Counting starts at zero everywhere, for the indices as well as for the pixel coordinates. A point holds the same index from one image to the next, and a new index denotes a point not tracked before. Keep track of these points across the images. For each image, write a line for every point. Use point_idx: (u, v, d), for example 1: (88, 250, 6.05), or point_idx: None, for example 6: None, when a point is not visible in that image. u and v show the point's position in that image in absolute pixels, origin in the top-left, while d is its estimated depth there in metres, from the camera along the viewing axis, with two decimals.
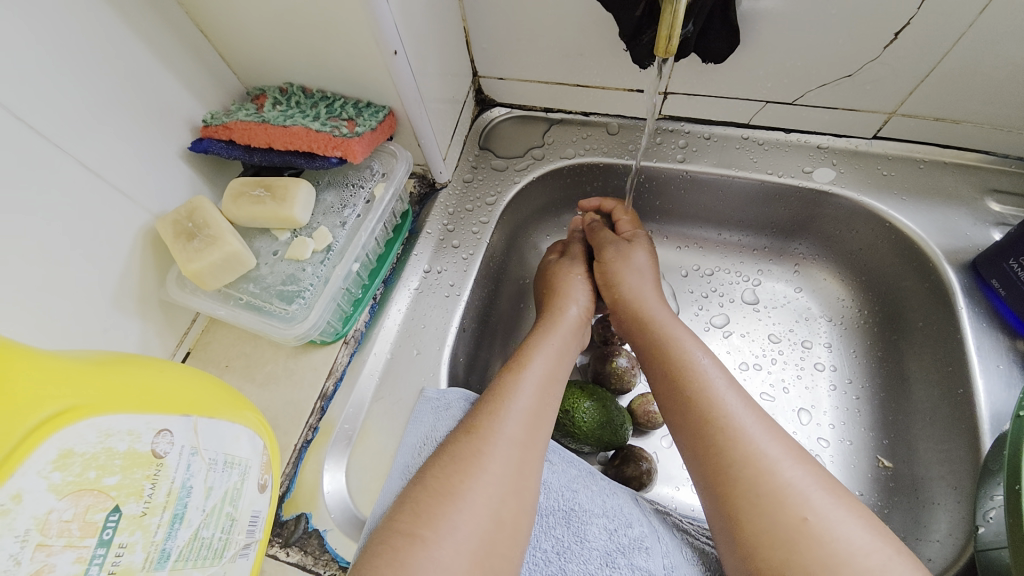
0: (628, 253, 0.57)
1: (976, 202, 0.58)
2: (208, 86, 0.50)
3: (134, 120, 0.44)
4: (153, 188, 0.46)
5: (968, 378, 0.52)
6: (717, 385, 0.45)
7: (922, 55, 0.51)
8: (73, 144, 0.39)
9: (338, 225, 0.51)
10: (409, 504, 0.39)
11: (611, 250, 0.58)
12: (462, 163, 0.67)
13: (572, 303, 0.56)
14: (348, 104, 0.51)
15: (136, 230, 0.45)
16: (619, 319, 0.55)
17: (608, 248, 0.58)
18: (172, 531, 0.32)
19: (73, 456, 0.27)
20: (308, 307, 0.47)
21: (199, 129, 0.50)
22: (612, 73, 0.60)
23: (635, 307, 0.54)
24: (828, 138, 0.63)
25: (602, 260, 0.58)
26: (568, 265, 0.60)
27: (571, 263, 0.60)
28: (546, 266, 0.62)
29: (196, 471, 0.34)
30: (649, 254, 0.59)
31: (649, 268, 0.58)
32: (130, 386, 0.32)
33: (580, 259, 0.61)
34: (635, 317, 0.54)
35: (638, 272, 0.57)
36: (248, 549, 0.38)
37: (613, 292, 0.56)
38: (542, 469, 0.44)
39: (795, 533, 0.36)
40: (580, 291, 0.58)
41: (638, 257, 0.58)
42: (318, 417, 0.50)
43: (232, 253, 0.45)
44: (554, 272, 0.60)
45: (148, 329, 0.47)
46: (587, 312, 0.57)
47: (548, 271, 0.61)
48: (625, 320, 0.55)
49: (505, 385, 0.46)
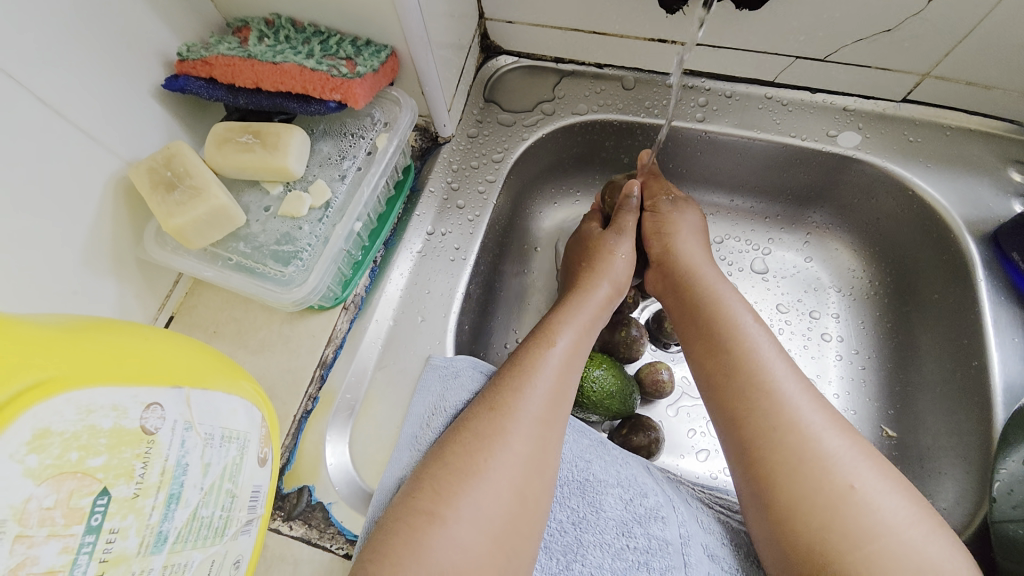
0: (684, 210, 0.56)
1: (999, 171, 0.56)
2: (181, 12, 0.44)
3: (96, 47, 0.38)
4: (123, 130, 0.40)
5: (982, 351, 0.52)
6: (763, 351, 0.43)
7: (968, 12, 0.47)
8: (26, 74, 0.33)
9: (338, 179, 0.46)
10: (428, 481, 0.37)
11: (666, 205, 0.56)
12: (466, 117, 0.61)
13: (598, 279, 0.52)
14: (345, 42, 0.45)
15: (106, 180, 0.39)
16: (671, 278, 0.52)
17: (664, 200, 0.56)
18: (169, 512, 0.29)
19: (50, 436, 0.24)
20: (306, 269, 0.43)
21: (173, 64, 0.44)
22: (634, 20, 0.55)
23: (680, 266, 0.52)
24: (856, 99, 0.59)
25: (656, 212, 0.56)
26: (613, 240, 0.55)
27: (616, 238, 0.55)
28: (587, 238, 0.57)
29: (192, 447, 0.31)
30: (700, 217, 0.57)
31: (700, 229, 0.56)
32: (111, 357, 0.29)
33: (627, 233, 0.55)
34: (678, 283, 0.51)
35: (691, 230, 0.55)
36: (250, 526, 0.35)
37: (663, 240, 0.54)
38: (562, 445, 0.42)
39: (837, 501, 0.36)
40: (618, 269, 0.53)
41: (692, 215, 0.56)
42: (317, 387, 0.47)
43: (220, 207, 0.40)
44: (595, 248, 0.55)
45: (126, 291, 0.42)
46: (614, 290, 0.52)
47: (588, 246, 0.56)
48: (668, 276, 0.53)
49: (527, 359, 0.44)
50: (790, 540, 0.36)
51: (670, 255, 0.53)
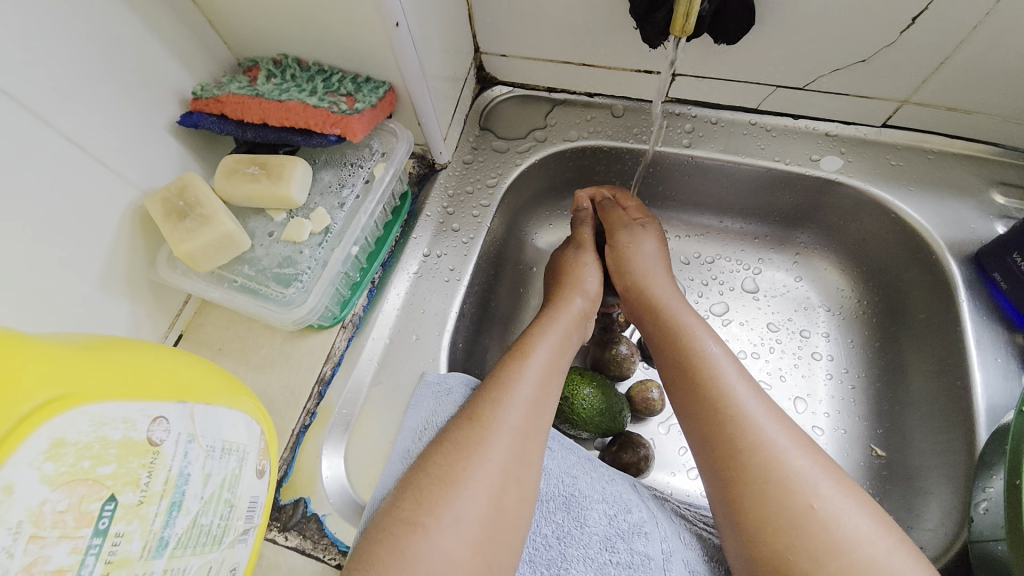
0: (641, 239, 0.57)
1: (982, 193, 0.58)
2: (197, 54, 0.48)
3: (118, 88, 0.41)
4: (140, 162, 0.44)
5: (966, 370, 0.52)
6: (727, 374, 0.45)
7: (938, 43, 0.50)
8: (55, 115, 0.37)
9: (337, 207, 0.49)
10: (408, 489, 0.39)
11: (624, 234, 0.58)
12: (462, 144, 0.65)
13: (574, 295, 0.55)
14: (346, 79, 0.49)
15: (124, 209, 0.43)
16: (633, 301, 0.55)
17: (621, 231, 0.58)
18: (170, 519, 0.31)
19: (66, 445, 0.26)
20: (306, 291, 0.45)
21: (189, 101, 0.48)
22: (620, 52, 0.58)
23: (643, 291, 0.54)
24: (837, 125, 0.61)
25: (614, 245, 0.58)
26: (575, 254, 0.59)
27: (578, 252, 0.59)
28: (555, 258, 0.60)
29: (194, 458, 0.33)
30: (658, 242, 0.58)
31: (660, 254, 0.57)
32: (122, 374, 0.31)
33: (586, 247, 0.59)
34: (646, 301, 0.54)
35: (651, 258, 0.56)
36: (247, 535, 0.37)
37: (624, 278, 0.56)
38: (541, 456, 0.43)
39: (802, 520, 0.37)
40: (587, 280, 0.56)
41: (648, 244, 0.57)
42: (315, 402, 0.49)
43: (226, 234, 0.43)
44: (562, 264, 0.58)
45: (139, 310, 0.45)
46: (589, 303, 0.55)
47: (557, 264, 0.59)
48: (634, 299, 0.55)
49: (505, 374, 0.46)
50: (757, 551, 0.38)
51: (637, 287, 0.55)
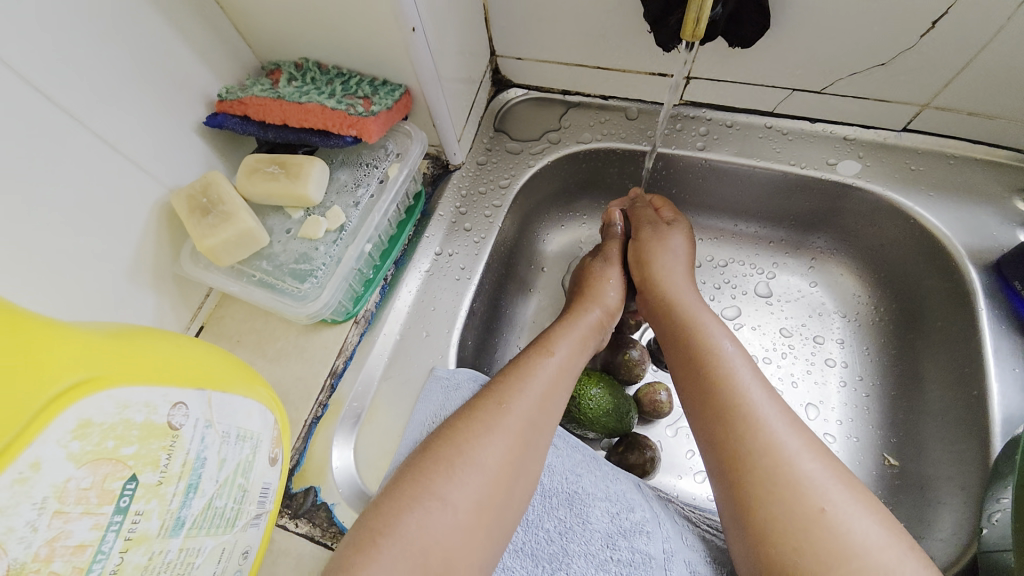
0: (665, 236, 0.57)
1: (1005, 200, 0.56)
2: (223, 58, 0.50)
3: (148, 90, 0.43)
4: (168, 161, 0.46)
5: (983, 380, 0.51)
6: (741, 375, 0.44)
7: (959, 45, 0.49)
8: (88, 115, 0.39)
9: (352, 205, 0.50)
10: (443, 461, 0.40)
11: (647, 230, 0.59)
12: (476, 146, 0.66)
13: (591, 302, 0.55)
14: (364, 82, 0.50)
15: (152, 205, 0.45)
16: (650, 299, 0.55)
17: (644, 226, 0.59)
18: (187, 500, 0.32)
19: (91, 426, 0.28)
20: (320, 286, 0.47)
21: (215, 103, 0.50)
22: (633, 55, 0.59)
23: (662, 288, 0.54)
24: (856, 129, 0.61)
25: (637, 239, 0.59)
26: (600, 268, 0.59)
27: (603, 265, 0.59)
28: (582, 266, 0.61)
29: (210, 443, 0.34)
30: (686, 242, 0.58)
31: (685, 253, 0.57)
32: (146, 361, 0.33)
33: (614, 261, 0.59)
34: (659, 303, 0.54)
35: (673, 255, 0.57)
36: (259, 519, 0.39)
37: (643, 270, 0.57)
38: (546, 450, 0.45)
39: (810, 523, 0.36)
40: (608, 294, 0.57)
41: (675, 240, 0.57)
42: (327, 395, 0.51)
43: (246, 230, 0.45)
44: (586, 275, 0.59)
45: (163, 302, 0.47)
46: (608, 314, 0.56)
47: (581, 274, 0.60)
48: (650, 298, 0.55)
49: (528, 364, 0.47)
50: (760, 545, 0.37)
51: (653, 280, 0.56)
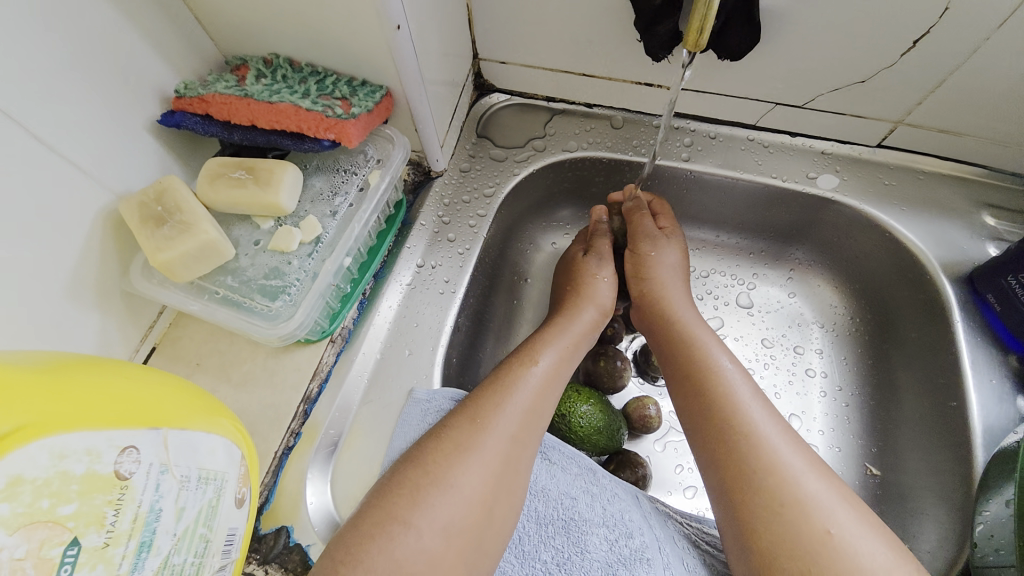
0: (664, 250, 0.56)
1: (972, 215, 0.59)
2: (181, 50, 0.45)
3: (93, 84, 0.38)
4: (116, 165, 0.41)
5: (961, 393, 0.53)
6: (741, 393, 0.44)
7: (935, 67, 0.50)
8: (22, 111, 0.34)
9: (329, 215, 0.46)
10: (406, 483, 0.38)
11: (646, 244, 0.56)
12: (459, 152, 0.63)
13: (584, 303, 0.54)
14: (341, 82, 0.46)
15: (96, 214, 0.40)
16: (647, 318, 0.54)
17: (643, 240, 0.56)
18: (139, 561, 0.28)
19: (22, 484, 0.23)
20: (294, 304, 0.43)
21: (171, 100, 0.45)
22: (622, 64, 0.58)
23: (659, 304, 0.53)
24: (832, 144, 0.62)
25: (636, 251, 0.56)
26: (595, 265, 0.56)
27: (597, 262, 0.56)
28: (569, 261, 0.59)
29: (167, 491, 0.30)
30: (681, 255, 0.57)
31: (681, 267, 0.56)
32: (87, 399, 0.28)
33: (608, 258, 0.57)
34: (658, 314, 0.53)
35: (671, 270, 0.55)
36: (224, 572, 0.34)
37: (641, 285, 0.55)
38: (532, 464, 0.43)
39: (818, 546, 0.36)
40: (603, 293, 0.55)
41: (672, 255, 0.56)
42: (300, 422, 0.47)
43: (209, 242, 0.40)
44: (578, 271, 0.56)
45: (109, 323, 0.42)
46: (600, 314, 0.54)
47: (571, 268, 0.58)
48: (646, 312, 0.54)
49: (509, 375, 0.45)
50: (761, 566, 0.37)
51: (648, 296, 0.54)
